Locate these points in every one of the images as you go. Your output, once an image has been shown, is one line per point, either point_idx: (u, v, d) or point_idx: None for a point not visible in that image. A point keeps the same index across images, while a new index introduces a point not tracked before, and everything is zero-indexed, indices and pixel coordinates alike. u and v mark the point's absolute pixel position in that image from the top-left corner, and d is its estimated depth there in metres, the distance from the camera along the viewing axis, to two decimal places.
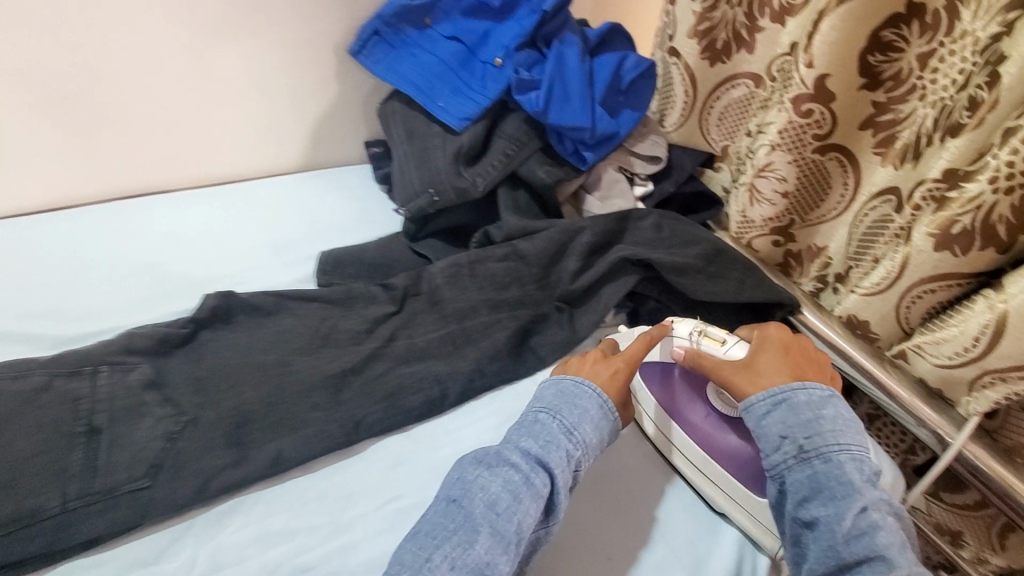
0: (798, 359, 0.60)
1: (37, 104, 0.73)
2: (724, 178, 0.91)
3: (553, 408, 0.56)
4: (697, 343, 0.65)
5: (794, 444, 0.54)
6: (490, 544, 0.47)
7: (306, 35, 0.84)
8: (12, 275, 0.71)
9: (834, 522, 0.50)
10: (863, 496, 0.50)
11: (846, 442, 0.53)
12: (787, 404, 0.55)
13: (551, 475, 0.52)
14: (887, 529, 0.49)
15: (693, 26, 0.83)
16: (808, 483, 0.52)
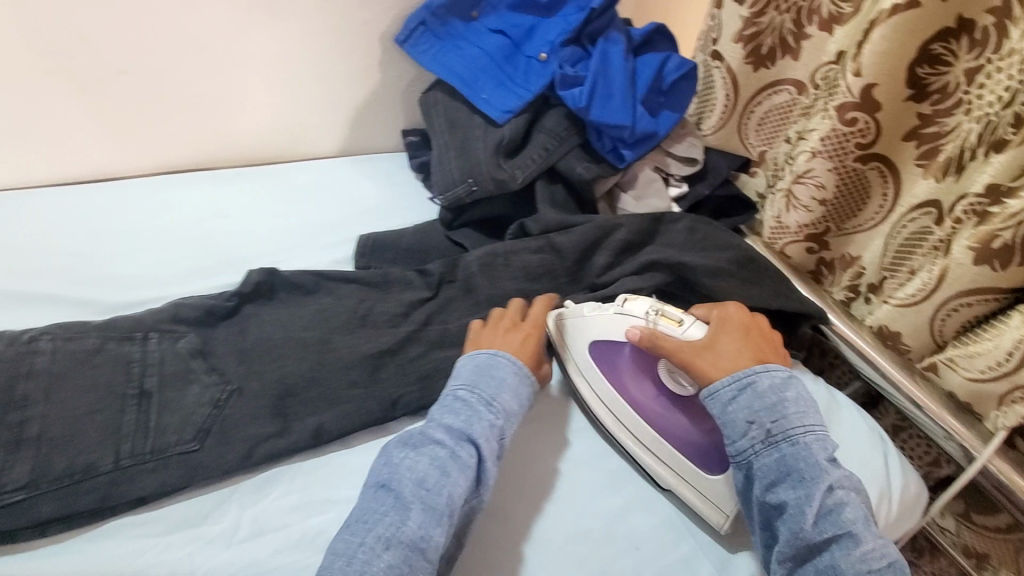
0: (758, 343, 0.61)
1: (95, 76, 0.75)
2: (759, 183, 0.91)
3: (471, 384, 0.58)
4: (653, 322, 0.63)
5: (761, 428, 0.55)
6: (422, 518, 0.48)
7: (355, 23, 0.85)
8: (66, 241, 0.74)
9: (803, 503, 0.51)
10: (830, 475, 0.52)
11: (810, 425, 0.55)
12: (752, 389, 0.56)
13: (475, 446, 0.53)
14: (851, 505, 0.51)
15: (738, 30, 0.82)
16: (775, 467, 0.54)
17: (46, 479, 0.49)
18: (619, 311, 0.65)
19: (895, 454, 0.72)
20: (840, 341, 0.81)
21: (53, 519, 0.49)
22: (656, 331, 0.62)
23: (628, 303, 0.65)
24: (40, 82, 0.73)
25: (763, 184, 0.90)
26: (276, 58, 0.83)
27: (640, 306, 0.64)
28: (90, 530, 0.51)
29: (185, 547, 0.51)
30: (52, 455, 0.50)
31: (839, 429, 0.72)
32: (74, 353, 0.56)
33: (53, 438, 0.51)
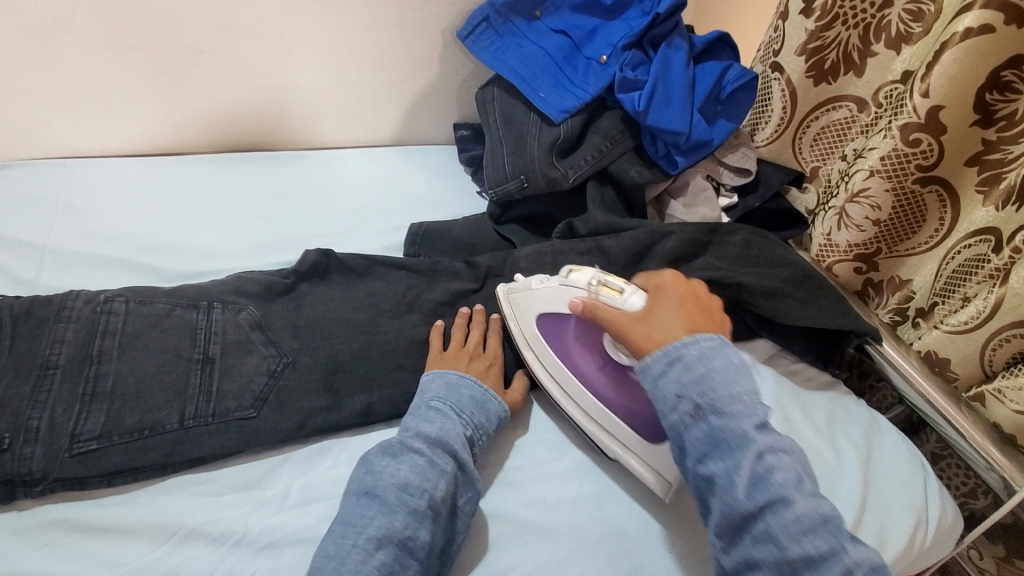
0: (692, 310, 0.55)
1: (171, 54, 0.78)
2: (810, 200, 0.88)
3: (446, 398, 0.59)
4: (595, 293, 0.61)
5: (689, 402, 0.49)
6: (408, 520, 0.49)
7: (421, 16, 0.86)
8: (135, 209, 0.77)
9: (733, 476, 0.47)
10: (759, 441, 0.47)
11: (739, 389, 0.49)
12: (681, 361, 0.51)
13: (454, 453, 0.54)
14: (786, 470, 0.47)
15: (803, 43, 0.81)
16: (706, 440, 0.49)
17: (117, 432, 0.52)
18: (562, 283, 0.64)
19: (935, 482, 0.71)
20: (885, 364, 0.79)
21: (119, 470, 0.52)
22: (594, 301, 0.60)
23: (573, 275, 0.64)
24: (122, 56, 0.76)
25: (814, 201, 0.88)
26: (341, 46, 0.85)
27: (584, 277, 0.63)
28: (153, 484, 0.53)
29: (238, 508, 0.53)
30: (123, 410, 0.53)
31: (878, 453, 0.71)
32: (145, 316, 0.59)
33: (124, 395, 0.54)
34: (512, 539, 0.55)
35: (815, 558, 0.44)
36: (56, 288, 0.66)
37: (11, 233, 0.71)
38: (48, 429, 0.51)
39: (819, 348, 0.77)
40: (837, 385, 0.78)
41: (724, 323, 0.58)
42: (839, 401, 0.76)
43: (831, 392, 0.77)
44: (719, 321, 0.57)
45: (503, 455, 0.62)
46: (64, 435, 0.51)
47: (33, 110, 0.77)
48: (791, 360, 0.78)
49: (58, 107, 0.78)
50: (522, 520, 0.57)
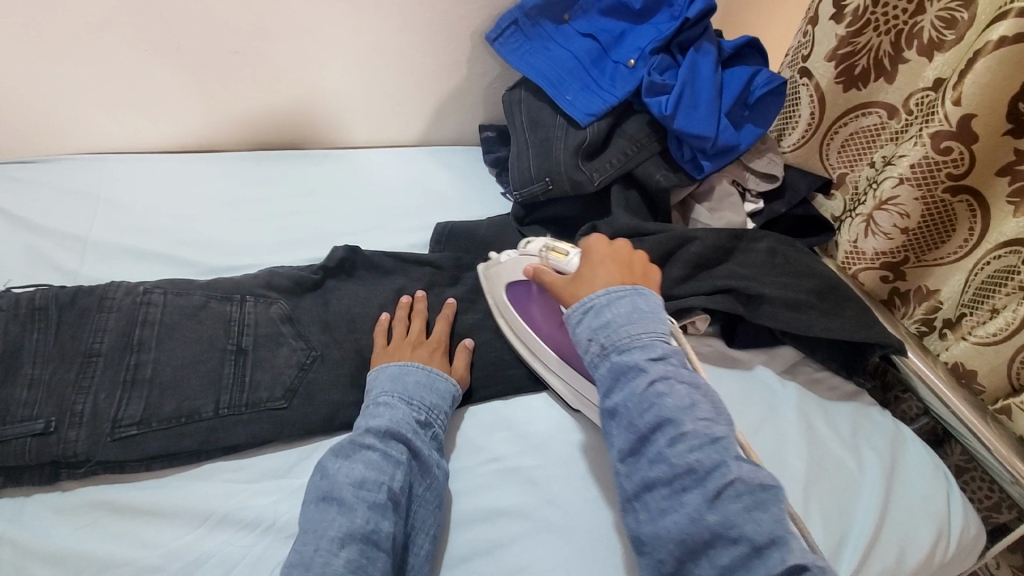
0: (614, 267, 0.61)
1: (209, 55, 0.80)
2: (836, 207, 0.87)
3: (391, 391, 0.59)
4: (545, 259, 0.67)
5: (597, 343, 0.56)
6: (368, 514, 0.49)
7: (451, 18, 0.87)
8: (172, 203, 0.79)
9: (628, 402, 0.52)
10: (652, 371, 0.53)
11: (639, 329, 0.55)
12: (592, 308, 0.58)
13: (406, 441, 0.55)
14: (676, 396, 0.52)
15: (833, 49, 0.81)
16: (609, 374, 0.55)
17: (156, 418, 0.54)
18: (520, 253, 0.70)
19: (959, 495, 0.70)
20: (909, 373, 0.78)
21: (157, 456, 0.54)
22: (539, 266, 0.66)
23: (529, 245, 0.70)
24: (161, 54, 0.78)
25: (841, 208, 0.87)
26: (371, 45, 0.87)
27: (537, 246, 0.69)
28: (189, 470, 0.55)
29: (269, 495, 0.54)
30: (161, 398, 0.55)
31: (901, 464, 0.70)
32: (182, 308, 0.61)
33: (162, 383, 0.56)
34: (533, 536, 0.56)
35: (697, 470, 0.48)
36: (97, 279, 0.69)
37: (55, 225, 0.73)
38: (90, 414, 0.53)
39: (844, 356, 0.77)
40: (861, 394, 0.77)
41: (649, 272, 0.63)
42: (863, 410, 0.75)
43: (855, 401, 0.76)
44: (643, 271, 0.62)
45: (525, 452, 0.62)
46: (106, 420, 0.53)
47: (76, 106, 0.80)
48: (814, 368, 0.78)
49: (101, 104, 0.81)
50: (544, 517, 0.57)
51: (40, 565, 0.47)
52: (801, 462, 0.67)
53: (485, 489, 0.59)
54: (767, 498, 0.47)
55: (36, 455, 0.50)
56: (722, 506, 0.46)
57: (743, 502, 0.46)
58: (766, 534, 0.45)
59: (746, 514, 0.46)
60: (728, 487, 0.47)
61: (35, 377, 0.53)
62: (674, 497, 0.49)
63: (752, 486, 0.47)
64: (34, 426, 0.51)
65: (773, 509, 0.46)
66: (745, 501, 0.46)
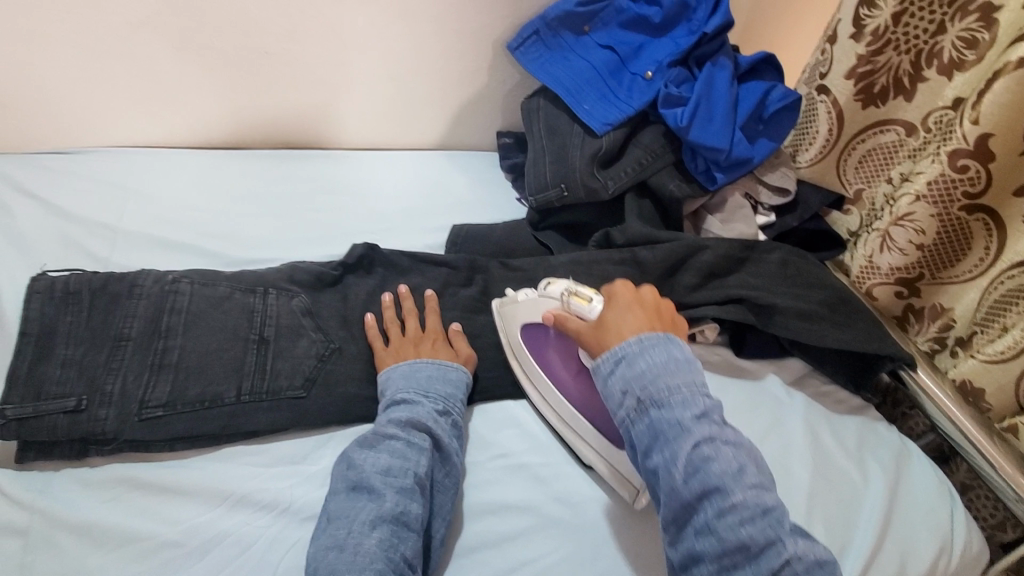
0: (640, 314, 0.59)
1: (240, 56, 0.83)
2: (852, 222, 0.88)
3: (408, 386, 0.60)
4: (567, 303, 0.65)
5: (632, 397, 0.53)
6: (397, 498, 0.51)
7: (474, 27, 0.90)
8: (200, 197, 0.82)
9: (670, 465, 0.49)
10: (695, 433, 0.50)
11: (679, 383, 0.53)
12: (625, 359, 0.55)
13: (428, 430, 0.56)
14: (723, 460, 0.49)
15: (852, 67, 0.82)
16: (647, 433, 0.52)
17: (182, 401, 0.57)
18: (540, 296, 0.68)
19: (962, 511, 0.70)
20: (917, 389, 0.78)
21: (181, 437, 0.56)
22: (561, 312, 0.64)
23: (548, 287, 0.68)
24: (194, 53, 0.81)
25: (857, 222, 0.87)
26: (396, 52, 0.89)
27: (557, 288, 0.67)
28: (210, 452, 0.57)
29: (287, 480, 0.56)
30: (187, 382, 0.58)
31: (905, 478, 0.71)
32: (208, 297, 0.63)
33: (188, 367, 0.58)
34: (539, 531, 0.57)
35: (750, 546, 0.46)
36: (128, 267, 0.72)
37: (88, 213, 0.76)
38: (120, 394, 0.55)
39: (851, 370, 0.77)
40: (868, 408, 0.78)
41: (676, 318, 0.61)
42: (868, 423, 0.76)
43: (862, 415, 0.77)
44: (670, 318, 0.60)
45: (533, 451, 0.64)
46: (135, 401, 0.55)
47: (113, 101, 0.83)
48: (822, 381, 0.79)
49: (135, 100, 0.84)
50: (550, 514, 0.58)
51: (69, 535, 0.50)
52: (805, 473, 0.68)
53: (494, 484, 0.60)
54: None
55: (67, 431, 0.53)
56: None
57: None
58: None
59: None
60: (786, 567, 0.45)
61: (68, 356, 0.56)
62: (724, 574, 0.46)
63: (810, 564, 0.45)
64: (66, 403, 0.53)
65: None
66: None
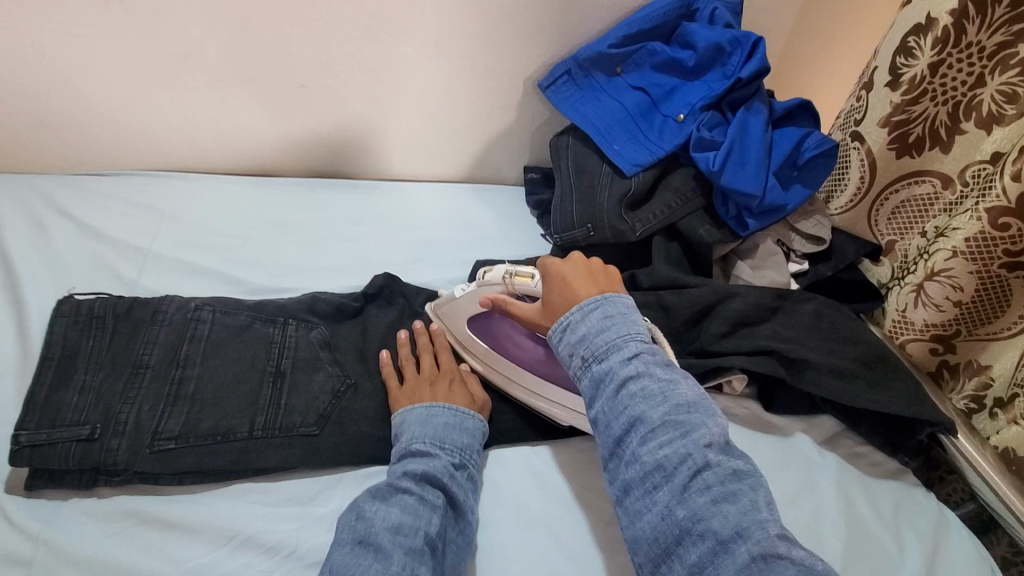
0: (579, 280, 0.59)
1: (278, 89, 0.85)
2: (884, 274, 0.84)
3: (424, 435, 0.58)
4: (510, 284, 0.65)
5: (572, 353, 0.54)
6: (404, 560, 0.48)
7: (506, 65, 0.90)
8: (228, 223, 0.83)
9: (601, 406, 0.51)
10: (620, 375, 0.51)
11: (610, 334, 0.53)
12: (565, 318, 0.56)
13: (443, 486, 0.54)
14: (647, 396, 0.49)
15: (886, 115, 0.78)
16: (585, 382, 0.53)
17: (193, 434, 0.56)
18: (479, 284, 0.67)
19: None
20: (961, 459, 0.72)
21: (191, 471, 0.55)
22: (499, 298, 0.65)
23: (489, 274, 0.68)
24: (233, 84, 0.83)
25: (888, 274, 0.84)
26: (428, 88, 0.90)
27: (498, 272, 0.67)
28: (219, 487, 0.56)
29: (294, 522, 0.54)
30: (201, 414, 0.57)
31: (945, 553, 0.66)
32: (228, 327, 0.63)
33: (203, 399, 0.58)
34: None
35: (667, 466, 0.47)
36: (154, 291, 0.72)
37: (119, 236, 0.77)
38: (134, 424, 0.54)
39: (888, 432, 0.73)
40: (906, 473, 0.73)
41: (612, 276, 0.60)
42: (906, 489, 0.71)
43: (899, 480, 0.72)
44: (604, 280, 0.59)
45: (547, 502, 0.61)
46: (147, 431, 0.54)
47: (154, 128, 0.85)
48: (856, 441, 0.74)
49: (174, 127, 0.86)
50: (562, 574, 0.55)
51: (70, 570, 0.48)
52: (837, 542, 0.64)
53: (504, 537, 0.57)
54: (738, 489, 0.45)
55: (78, 460, 0.52)
56: (690, 501, 0.45)
57: (711, 494, 0.45)
58: (732, 527, 0.43)
59: (713, 508, 0.44)
60: (697, 479, 0.45)
61: (86, 383, 0.56)
62: (647, 497, 0.47)
63: (723, 477, 0.45)
64: (79, 432, 0.53)
65: (742, 501, 0.44)
66: (714, 493, 0.45)
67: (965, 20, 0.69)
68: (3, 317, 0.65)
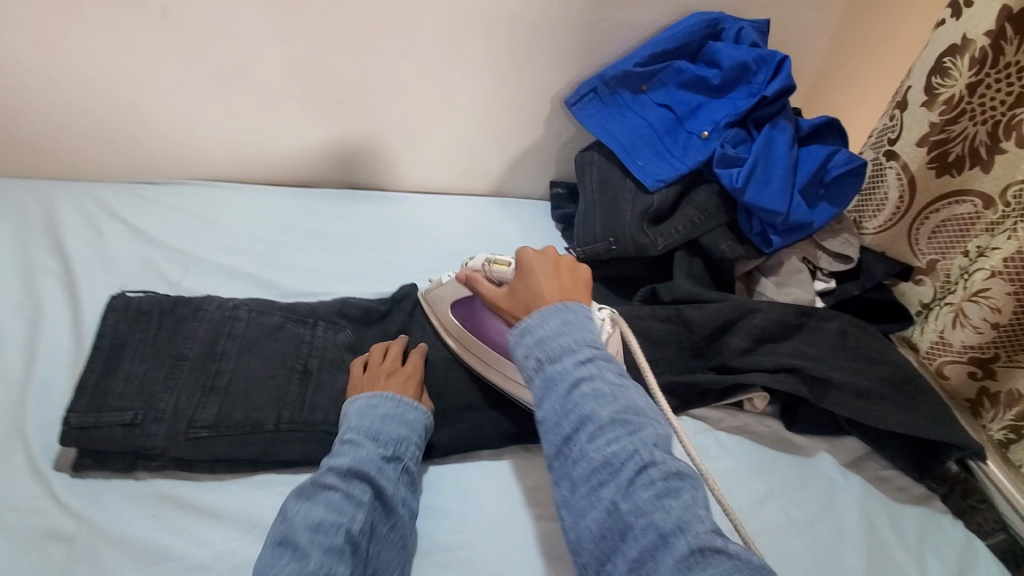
0: (543, 273, 0.61)
1: (320, 103, 0.90)
2: (924, 293, 0.82)
3: (358, 426, 0.59)
4: (488, 270, 0.67)
5: (529, 356, 0.54)
6: (322, 559, 0.48)
7: (534, 84, 0.93)
8: (267, 229, 0.88)
9: (551, 404, 0.51)
10: (573, 375, 0.51)
11: (567, 337, 0.54)
12: (524, 324, 0.56)
13: (369, 480, 0.55)
14: (597, 396, 0.50)
15: (924, 134, 0.76)
16: (538, 384, 0.53)
17: (225, 424, 0.59)
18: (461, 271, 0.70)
19: None
20: (989, 485, 0.70)
21: (222, 459, 0.58)
22: (475, 275, 0.67)
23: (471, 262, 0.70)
24: (276, 100, 0.88)
25: (930, 294, 0.82)
26: (459, 105, 0.94)
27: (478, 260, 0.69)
28: (248, 476, 0.59)
29: None
30: (232, 406, 0.60)
31: None
32: (263, 325, 0.66)
33: (235, 392, 0.61)
34: None
35: (613, 463, 0.47)
36: (197, 291, 0.77)
37: (169, 239, 0.82)
38: (172, 412, 0.58)
39: (916, 456, 0.71)
40: (933, 499, 0.71)
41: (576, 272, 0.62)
42: (932, 515, 0.69)
43: (926, 507, 0.70)
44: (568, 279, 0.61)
45: (560, 508, 0.61)
46: (183, 420, 0.58)
47: (204, 141, 0.91)
48: (882, 464, 0.73)
49: (222, 138, 0.92)
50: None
51: (108, 546, 0.51)
52: (856, 565, 0.62)
53: (511, 542, 0.58)
54: (681, 486, 0.46)
55: (120, 443, 0.56)
56: (634, 495, 0.45)
57: (653, 489, 0.45)
58: (673, 522, 0.44)
59: (657, 502, 0.45)
60: (643, 474, 0.46)
61: (132, 371, 0.60)
62: (593, 495, 0.47)
63: (666, 474, 0.46)
64: (122, 417, 0.57)
65: (683, 496, 0.45)
66: (656, 489, 0.45)
67: (1003, 40, 0.67)
68: (60, 308, 0.70)
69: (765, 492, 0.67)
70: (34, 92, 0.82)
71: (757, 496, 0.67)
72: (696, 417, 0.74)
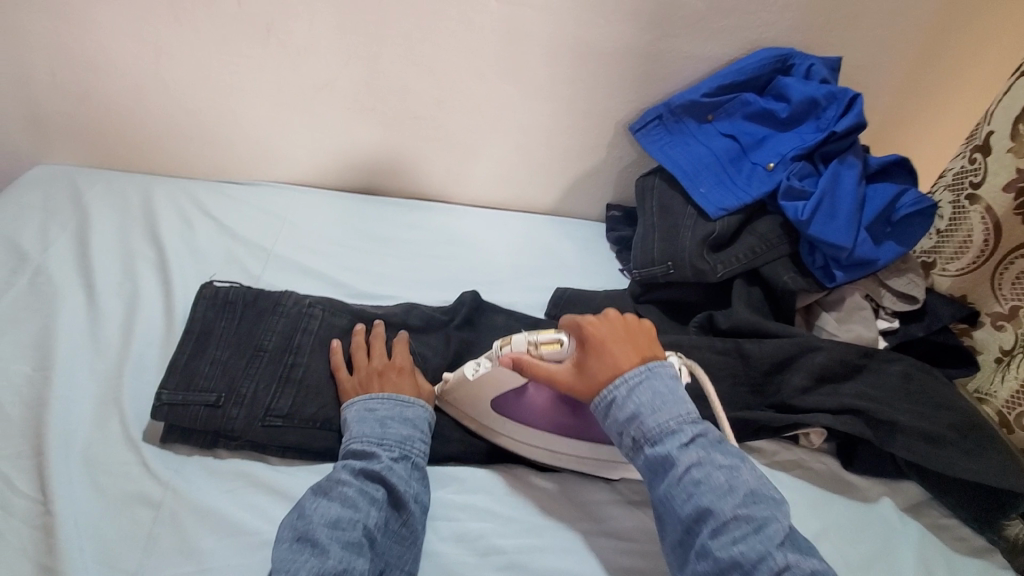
0: (613, 336, 0.62)
1: (396, 117, 0.94)
2: (1006, 339, 0.78)
3: (364, 433, 0.60)
4: (534, 352, 0.63)
5: (627, 436, 0.57)
6: (341, 553, 0.50)
7: (601, 109, 0.96)
8: (337, 232, 0.92)
9: (667, 493, 0.53)
10: (683, 464, 0.53)
11: (665, 416, 0.55)
12: (611, 399, 0.58)
13: (382, 480, 0.56)
14: (711, 485, 0.52)
15: (1011, 179, 0.75)
16: (644, 467, 0.56)
17: (299, 415, 0.63)
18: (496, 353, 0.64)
19: None
20: None
21: (293, 447, 0.62)
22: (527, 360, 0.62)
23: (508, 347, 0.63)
24: (356, 111, 0.93)
25: (1013, 340, 0.78)
26: (527, 126, 0.97)
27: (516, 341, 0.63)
28: (315, 465, 0.61)
29: None
30: (306, 398, 0.64)
31: None
32: (334, 325, 0.70)
33: (309, 385, 0.65)
34: None
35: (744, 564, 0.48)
36: (272, 287, 0.82)
37: (248, 235, 0.88)
38: (251, 399, 0.62)
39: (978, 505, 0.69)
40: (996, 553, 0.68)
41: (643, 330, 0.64)
42: (996, 570, 0.66)
43: (989, 561, 0.67)
44: (639, 338, 0.62)
45: (610, 526, 0.62)
46: (261, 408, 0.62)
47: (284, 145, 0.97)
48: (941, 512, 0.71)
49: (303, 145, 0.97)
50: None
51: (188, 514, 0.55)
52: None
53: (560, 552, 0.59)
54: None
55: (203, 422, 0.60)
56: None
57: None
58: None
59: None
60: None
61: (216, 356, 0.65)
62: None
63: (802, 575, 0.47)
64: (208, 398, 0.61)
65: None
66: None
67: None
68: (151, 292, 0.75)
69: (819, 529, 0.66)
70: (143, 94, 0.90)
71: (811, 532, 0.66)
72: (749, 449, 0.73)
